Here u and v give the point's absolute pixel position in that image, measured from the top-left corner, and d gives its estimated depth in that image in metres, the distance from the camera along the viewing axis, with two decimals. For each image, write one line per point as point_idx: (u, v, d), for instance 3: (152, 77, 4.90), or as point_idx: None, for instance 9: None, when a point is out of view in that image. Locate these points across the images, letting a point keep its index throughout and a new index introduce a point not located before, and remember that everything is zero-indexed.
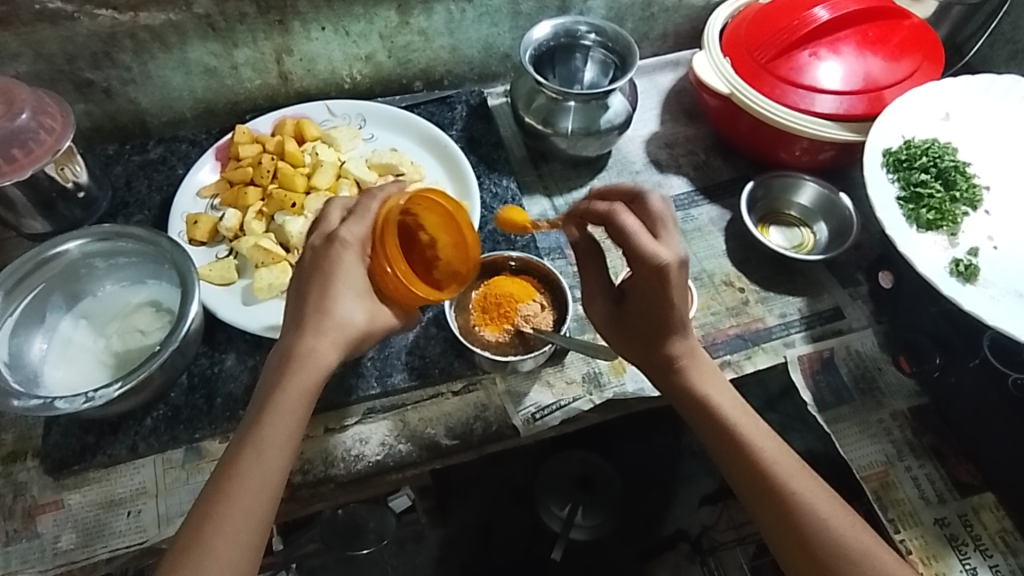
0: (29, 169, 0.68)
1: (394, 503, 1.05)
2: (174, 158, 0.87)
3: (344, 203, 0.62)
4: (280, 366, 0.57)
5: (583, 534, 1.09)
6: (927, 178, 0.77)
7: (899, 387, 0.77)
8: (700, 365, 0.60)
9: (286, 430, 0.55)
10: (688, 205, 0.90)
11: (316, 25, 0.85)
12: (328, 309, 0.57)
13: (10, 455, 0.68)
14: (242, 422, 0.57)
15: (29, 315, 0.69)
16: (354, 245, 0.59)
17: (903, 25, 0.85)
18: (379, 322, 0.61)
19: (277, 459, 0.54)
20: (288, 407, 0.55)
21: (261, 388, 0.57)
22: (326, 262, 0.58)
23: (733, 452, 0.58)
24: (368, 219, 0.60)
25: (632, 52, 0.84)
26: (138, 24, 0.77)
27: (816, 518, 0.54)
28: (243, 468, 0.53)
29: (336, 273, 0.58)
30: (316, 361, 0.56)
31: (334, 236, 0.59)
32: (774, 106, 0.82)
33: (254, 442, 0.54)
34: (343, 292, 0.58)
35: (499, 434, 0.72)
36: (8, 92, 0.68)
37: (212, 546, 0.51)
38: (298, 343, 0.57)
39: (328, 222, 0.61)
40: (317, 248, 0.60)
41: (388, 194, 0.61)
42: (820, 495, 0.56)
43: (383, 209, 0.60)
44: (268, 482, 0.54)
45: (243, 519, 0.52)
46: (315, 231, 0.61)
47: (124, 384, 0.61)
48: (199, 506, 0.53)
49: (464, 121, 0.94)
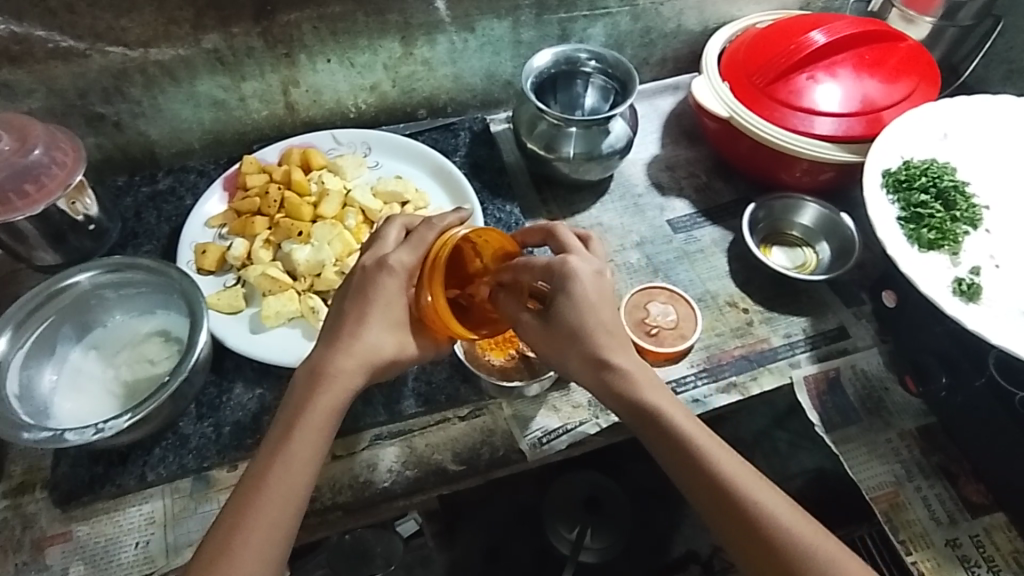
0: (42, 204, 0.70)
1: (401, 527, 1.00)
2: (183, 188, 0.88)
3: (404, 227, 0.65)
4: (309, 385, 0.58)
5: (593, 557, 1.06)
6: (926, 199, 0.78)
7: (906, 406, 0.77)
8: (638, 371, 0.61)
9: (313, 446, 0.56)
10: (690, 227, 0.90)
11: (322, 58, 0.86)
12: (360, 333, 0.59)
13: (19, 486, 0.68)
14: (268, 437, 0.57)
15: (40, 346, 0.69)
16: (400, 273, 0.61)
17: (899, 48, 0.86)
18: (406, 352, 0.62)
19: (304, 474, 0.55)
20: (315, 423, 0.56)
21: (289, 405, 0.58)
22: (369, 288, 0.60)
23: (676, 452, 0.58)
24: (421, 248, 0.61)
25: (632, 78, 0.86)
26: (148, 60, 0.79)
27: (776, 523, 0.54)
28: (269, 481, 0.54)
29: (376, 299, 0.60)
30: (344, 381, 0.58)
31: (383, 262, 0.61)
32: (775, 129, 0.83)
33: (283, 457, 0.55)
34: (378, 318, 0.60)
35: (506, 458, 0.73)
36: (22, 130, 0.70)
37: (237, 558, 0.51)
38: (328, 362, 0.58)
39: (384, 244, 0.63)
40: (366, 270, 0.61)
41: (446, 225, 0.63)
42: (780, 500, 0.56)
43: (438, 240, 0.62)
44: (294, 496, 0.54)
45: (270, 533, 0.52)
46: (367, 252, 0.63)
47: (133, 416, 0.61)
48: (223, 520, 0.53)
49: (468, 147, 0.95)
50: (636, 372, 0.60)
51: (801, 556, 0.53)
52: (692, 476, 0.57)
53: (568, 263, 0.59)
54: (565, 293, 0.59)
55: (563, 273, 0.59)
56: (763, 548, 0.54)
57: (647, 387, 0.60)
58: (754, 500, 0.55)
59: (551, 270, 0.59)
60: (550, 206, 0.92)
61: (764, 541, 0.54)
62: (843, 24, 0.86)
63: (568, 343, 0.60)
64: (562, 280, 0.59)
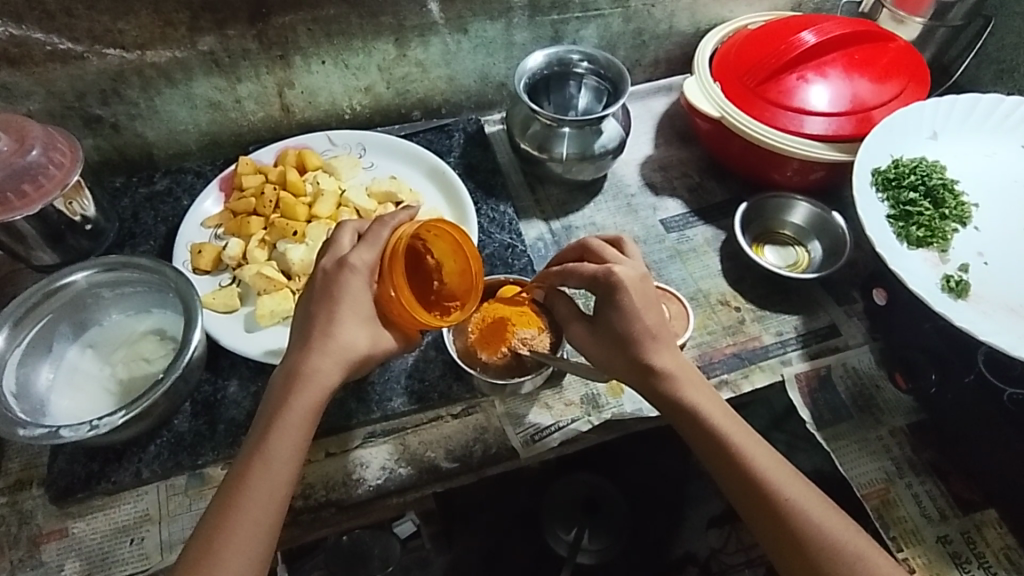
0: (40, 204, 0.70)
1: (398, 528, 0.99)
2: (180, 189, 0.89)
3: (356, 230, 0.65)
4: (285, 385, 0.58)
5: (591, 558, 1.07)
6: (915, 197, 0.78)
7: (897, 403, 0.77)
8: (679, 371, 0.63)
9: (293, 444, 0.56)
10: (682, 227, 0.91)
11: (316, 60, 0.87)
12: (332, 332, 0.60)
13: (16, 483, 0.69)
14: (248, 438, 0.58)
15: (37, 345, 0.70)
16: (362, 271, 0.61)
17: (889, 48, 0.87)
18: (380, 346, 0.62)
19: (284, 472, 0.55)
20: (293, 422, 0.57)
21: (268, 406, 0.59)
22: (334, 288, 0.61)
23: (713, 449, 0.60)
24: (378, 245, 0.62)
25: (623, 78, 0.86)
26: (145, 62, 0.80)
27: (804, 519, 0.56)
28: (250, 480, 0.55)
29: (342, 298, 0.60)
30: (321, 379, 0.58)
31: (344, 262, 0.61)
32: (765, 128, 0.83)
33: (262, 456, 0.56)
34: (348, 316, 0.60)
35: (498, 455, 0.73)
36: (20, 130, 0.71)
37: (223, 556, 0.52)
38: (304, 362, 0.59)
39: (340, 247, 0.64)
40: (328, 271, 0.62)
41: (399, 222, 0.63)
42: (809, 493, 0.58)
43: (393, 236, 0.62)
44: (276, 494, 0.55)
45: (255, 531, 0.53)
46: (326, 255, 0.64)
47: (128, 412, 0.62)
48: (208, 521, 0.54)
49: (462, 149, 0.96)
50: (676, 372, 0.63)
51: (827, 552, 0.55)
52: (727, 472, 0.60)
53: (612, 274, 0.62)
54: (614, 302, 0.62)
55: (608, 285, 0.62)
56: (792, 544, 0.56)
57: (687, 385, 0.62)
58: (783, 498, 0.57)
59: (598, 281, 0.62)
60: (543, 207, 0.92)
61: (793, 538, 0.56)
62: (833, 24, 0.87)
63: (618, 348, 0.63)
64: (609, 290, 0.62)
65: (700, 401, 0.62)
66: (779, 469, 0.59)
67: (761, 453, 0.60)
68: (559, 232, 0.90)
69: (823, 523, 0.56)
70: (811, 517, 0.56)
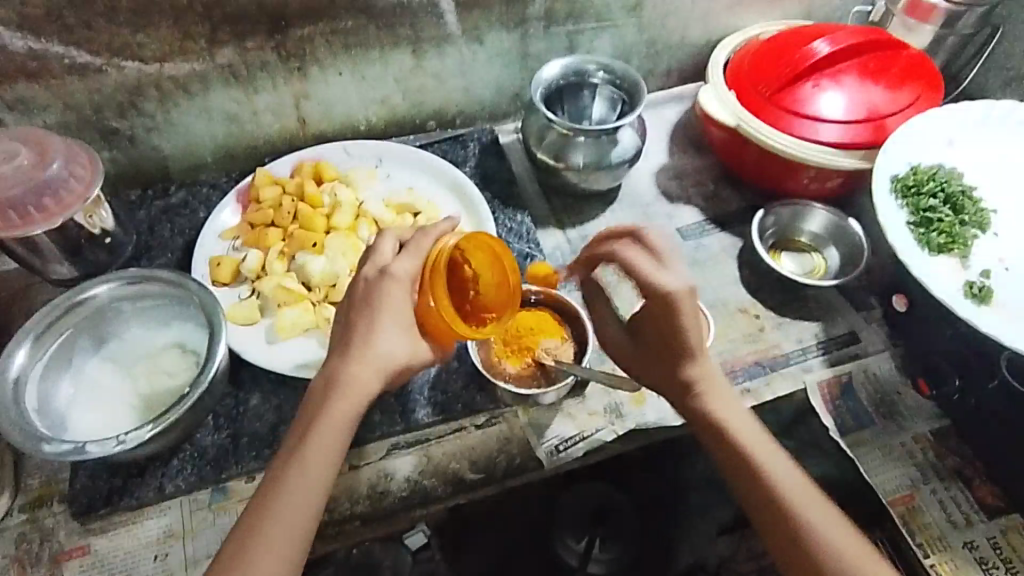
0: (60, 217, 0.70)
1: (410, 540, 0.98)
2: (196, 202, 0.89)
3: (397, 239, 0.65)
4: (323, 392, 0.58)
5: (602, 569, 1.03)
6: (936, 203, 0.79)
7: (919, 409, 0.78)
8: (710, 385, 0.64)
9: (328, 450, 0.56)
10: (699, 235, 0.91)
11: (333, 71, 0.87)
12: (372, 340, 0.59)
13: (37, 500, 0.68)
14: (284, 442, 0.58)
15: (58, 360, 0.69)
16: (404, 280, 0.61)
17: (901, 55, 0.88)
18: (419, 357, 0.62)
19: (318, 479, 0.55)
20: (330, 430, 0.57)
21: (305, 412, 0.58)
22: (374, 296, 0.60)
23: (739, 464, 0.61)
24: (420, 255, 0.62)
25: (639, 89, 0.87)
26: (163, 74, 0.80)
27: (823, 540, 0.57)
28: (285, 485, 0.55)
29: (381, 306, 0.59)
30: (358, 388, 0.58)
31: (385, 270, 0.61)
32: (783, 137, 0.84)
33: (299, 461, 0.56)
34: (389, 325, 0.60)
35: (523, 466, 0.73)
36: (41, 144, 0.71)
37: (252, 558, 0.52)
38: (341, 369, 0.58)
39: (380, 255, 0.63)
40: (369, 280, 0.61)
41: (440, 233, 0.64)
42: (830, 516, 0.59)
43: (434, 247, 0.63)
44: (307, 501, 0.55)
45: (284, 536, 0.53)
46: (367, 263, 0.63)
47: (154, 427, 0.61)
48: (240, 521, 0.54)
49: (476, 159, 0.96)
50: (705, 386, 0.64)
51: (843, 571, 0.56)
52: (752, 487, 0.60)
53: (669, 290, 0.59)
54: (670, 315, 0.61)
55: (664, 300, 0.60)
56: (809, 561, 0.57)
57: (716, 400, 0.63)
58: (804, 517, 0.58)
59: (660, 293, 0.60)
60: (559, 216, 0.92)
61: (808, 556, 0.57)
62: (845, 33, 0.87)
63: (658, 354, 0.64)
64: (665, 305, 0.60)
65: (728, 415, 0.63)
66: (801, 488, 0.60)
67: (784, 471, 0.60)
68: (576, 240, 0.90)
69: (844, 552, 0.57)
70: (832, 544, 0.57)
